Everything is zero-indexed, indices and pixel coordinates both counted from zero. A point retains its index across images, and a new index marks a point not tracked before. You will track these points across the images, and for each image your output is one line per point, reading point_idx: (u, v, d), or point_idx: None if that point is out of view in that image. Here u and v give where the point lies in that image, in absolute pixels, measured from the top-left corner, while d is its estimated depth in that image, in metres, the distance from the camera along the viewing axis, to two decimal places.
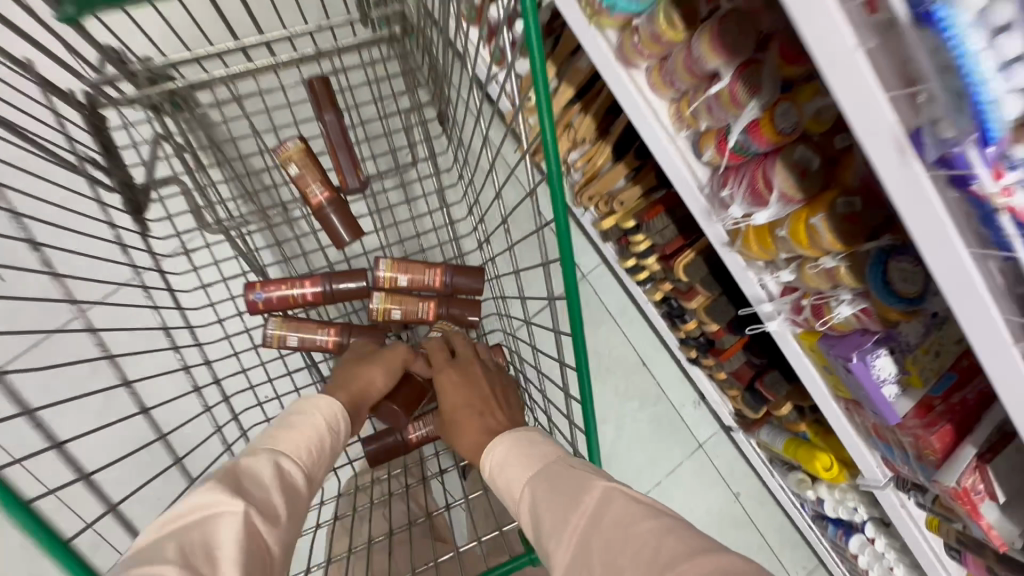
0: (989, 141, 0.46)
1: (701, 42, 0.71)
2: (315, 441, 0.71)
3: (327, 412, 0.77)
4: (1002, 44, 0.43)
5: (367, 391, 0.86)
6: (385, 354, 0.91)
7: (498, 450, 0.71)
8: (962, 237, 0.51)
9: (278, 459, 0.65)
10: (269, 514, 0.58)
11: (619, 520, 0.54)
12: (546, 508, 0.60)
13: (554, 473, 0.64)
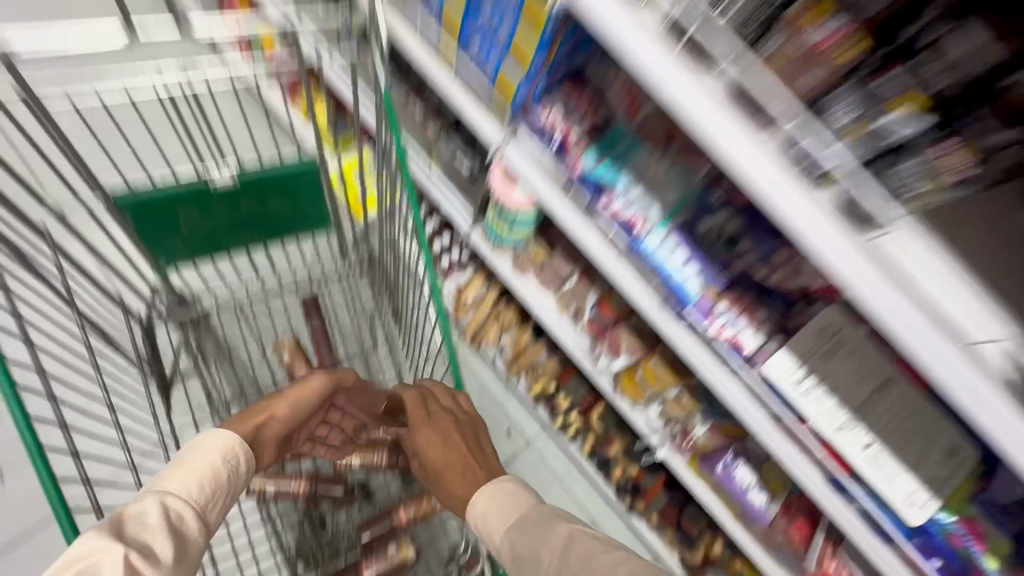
0: (691, 301, 0.84)
1: (561, 257, 1.14)
2: (209, 479, 0.66)
3: (224, 446, 0.70)
4: (676, 252, 0.83)
5: (274, 420, 0.80)
6: (296, 386, 0.85)
7: (479, 501, 0.83)
8: (704, 361, 0.87)
9: (166, 500, 0.61)
10: (160, 558, 0.55)
11: (586, 551, 0.71)
12: (525, 552, 0.75)
13: (532, 521, 0.78)
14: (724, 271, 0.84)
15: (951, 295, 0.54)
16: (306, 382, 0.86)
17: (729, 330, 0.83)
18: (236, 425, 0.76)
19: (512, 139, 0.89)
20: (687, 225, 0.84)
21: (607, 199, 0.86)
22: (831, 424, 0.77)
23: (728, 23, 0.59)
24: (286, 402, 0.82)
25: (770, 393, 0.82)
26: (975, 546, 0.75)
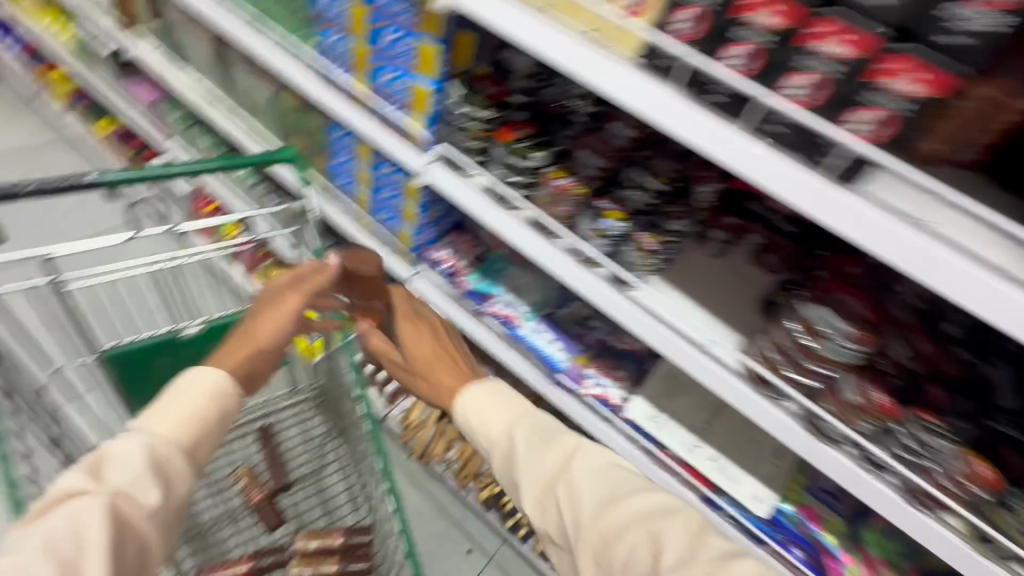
0: (562, 368, 1.09)
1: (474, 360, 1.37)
2: (196, 419, 0.59)
3: (212, 384, 0.61)
4: (542, 333, 1.12)
5: (262, 350, 0.67)
6: (273, 312, 0.70)
7: (469, 401, 0.76)
8: (592, 417, 1.06)
9: (151, 441, 0.55)
10: (143, 502, 0.52)
11: (594, 472, 0.68)
12: (517, 452, 0.71)
13: (536, 428, 0.73)
14: (583, 345, 1.12)
15: (693, 325, 0.83)
16: (282, 306, 0.70)
17: (596, 387, 1.07)
18: (224, 358, 0.65)
19: (417, 274, 1.19)
20: (550, 315, 1.14)
21: (490, 303, 1.15)
22: (682, 447, 0.98)
23: (512, 185, 0.90)
24: (264, 326, 0.68)
25: (635, 429, 1.02)
26: (815, 526, 0.93)
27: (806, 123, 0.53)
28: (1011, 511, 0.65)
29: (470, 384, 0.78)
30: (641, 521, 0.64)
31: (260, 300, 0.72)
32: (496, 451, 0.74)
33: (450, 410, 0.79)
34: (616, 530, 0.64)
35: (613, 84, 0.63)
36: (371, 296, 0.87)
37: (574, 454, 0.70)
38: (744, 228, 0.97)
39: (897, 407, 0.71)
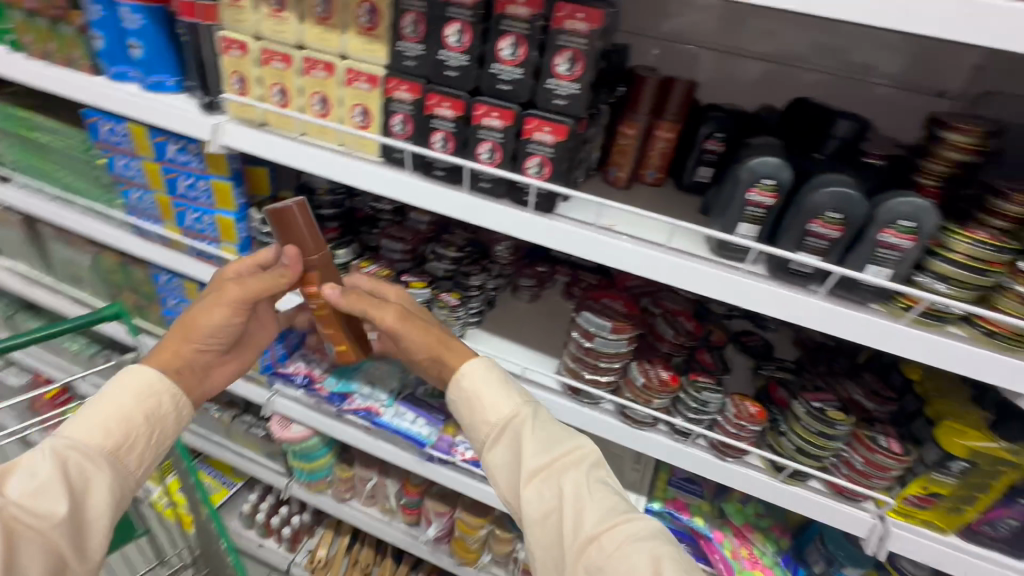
0: (423, 442, 1.10)
1: (360, 466, 1.34)
2: (121, 419, 0.64)
3: (141, 382, 0.67)
4: (402, 414, 1.13)
5: (190, 340, 0.72)
6: (209, 299, 0.73)
7: (479, 376, 0.72)
8: (466, 476, 1.12)
9: (60, 447, 0.59)
10: (45, 511, 0.55)
11: (593, 481, 0.64)
12: (526, 439, 0.66)
13: (547, 421, 0.69)
14: (446, 415, 1.16)
15: (509, 361, 0.94)
16: (220, 294, 0.73)
17: (468, 450, 1.10)
18: (160, 353, 0.71)
19: (276, 394, 1.22)
20: (410, 395, 1.17)
21: (349, 399, 1.15)
22: None
23: None
24: (196, 312, 0.73)
25: None
26: (683, 514, 1.01)
27: (499, 176, 0.69)
28: (784, 434, 0.80)
29: (476, 361, 0.73)
30: (640, 543, 0.58)
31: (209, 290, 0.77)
32: (498, 432, 0.69)
33: (455, 374, 0.73)
34: (614, 545, 0.58)
35: (363, 179, 0.77)
36: (311, 246, 0.74)
37: (582, 459, 0.66)
38: (552, 270, 1.10)
39: (678, 378, 0.83)
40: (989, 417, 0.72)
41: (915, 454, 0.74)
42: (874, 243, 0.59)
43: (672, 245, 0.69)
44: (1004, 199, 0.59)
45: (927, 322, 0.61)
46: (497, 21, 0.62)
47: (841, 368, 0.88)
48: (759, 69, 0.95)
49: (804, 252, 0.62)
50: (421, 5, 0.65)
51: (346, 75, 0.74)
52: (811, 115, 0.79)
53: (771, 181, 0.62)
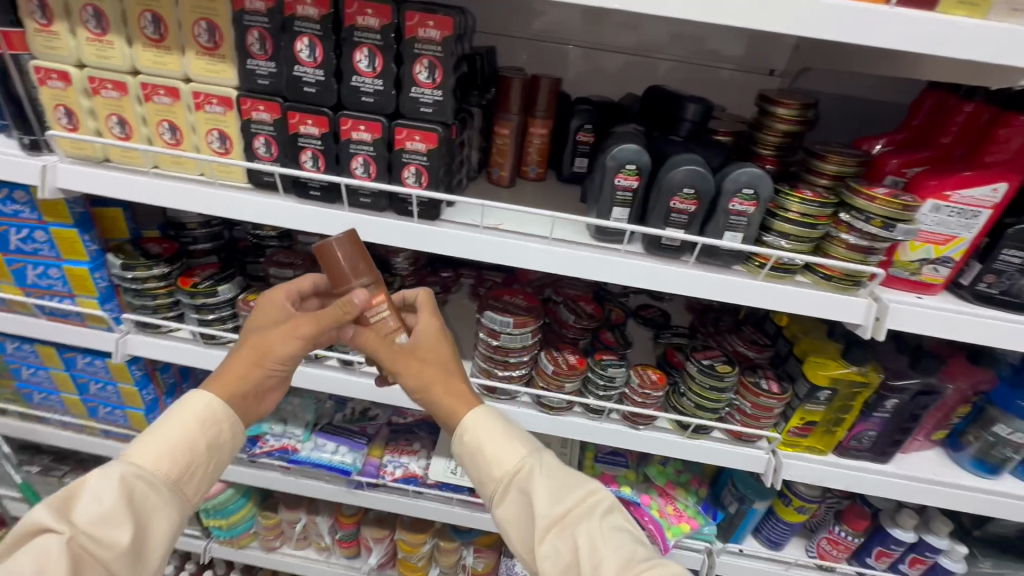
0: (348, 470, 1.05)
1: (286, 509, 1.25)
2: (184, 447, 0.58)
3: (203, 409, 0.60)
4: (323, 444, 1.08)
5: (263, 366, 0.62)
6: (283, 329, 0.62)
7: (480, 426, 0.64)
8: (399, 493, 1.09)
9: (126, 473, 0.55)
10: (109, 541, 0.53)
11: (608, 528, 0.59)
12: (536, 491, 0.61)
13: (557, 466, 0.64)
14: (369, 438, 1.11)
15: None
16: (297, 324, 0.62)
17: (398, 469, 1.06)
18: (224, 378, 0.61)
19: None
20: (327, 425, 1.11)
21: (261, 441, 1.07)
22: None
23: (213, 325, 0.90)
24: (268, 336, 0.62)
25: (445, 488, 1.05)
26: (612, 486, 1.04)
27: (377, 190, 0.68)
28: (684, 395, 0.87)
29: (478, 410, 0.66)
30: None
31: (266, 319, 0.65)
32: (507, 485, 0.63)
33: (456, 426, 0.65)
34: None
35: (233, 208, 0.72)
36: (355, 272, 0.65)
37: (596, 506, 0.61)
38: (456, 275, 1.10)
39: (585, 359, 0.87)
40: (842, 347, 0.83)
41: (791, 390, 0.84)
42: (726, 212, 0.66)
43: (557, 236, 0.72)
44: (822, 160, 0.69)
45: (779, 275, 0.70)
46: (349, 33, 0.61)
47: (725, 325, 0.97)
48: (621, 61, 1.02)
49: (671, 228, 0.67)
50: (265, 21, 0.62)
51: (194, 99, 0.68)
52: (665, 98, 0.85)
53: (633, 165, 0.67)
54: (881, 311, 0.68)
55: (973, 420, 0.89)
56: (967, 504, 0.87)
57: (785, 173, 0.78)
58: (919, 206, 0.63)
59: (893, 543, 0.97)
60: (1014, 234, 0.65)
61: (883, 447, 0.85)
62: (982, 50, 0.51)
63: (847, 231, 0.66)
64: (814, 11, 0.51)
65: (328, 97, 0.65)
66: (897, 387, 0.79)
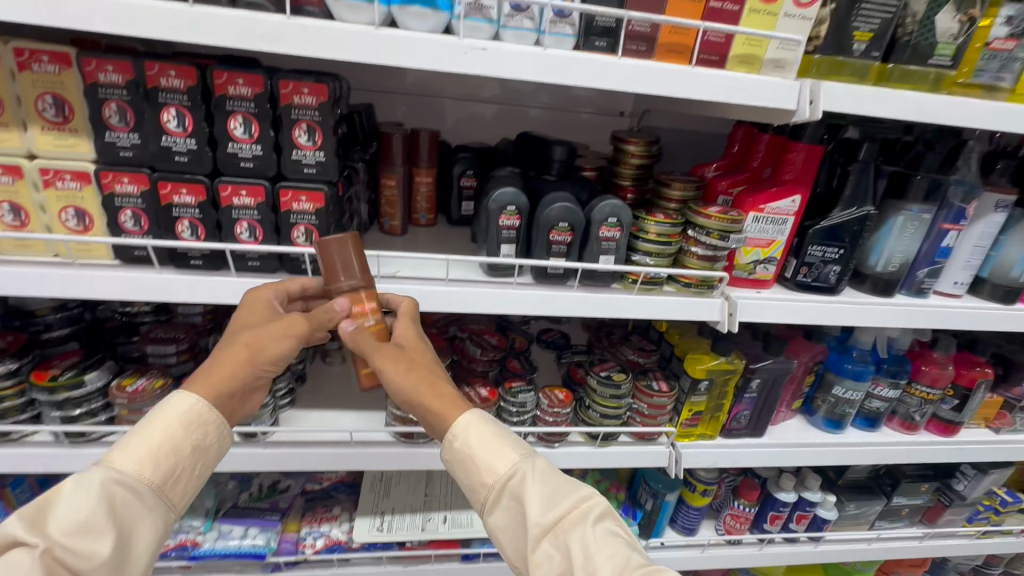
0: (261, 552, 0.95)
1: None
2: (168, 451, 0.56)
3: (187, 412, 0.57)
4: (229, 531, 0.98)
5: (255, 366, 0.60)
6: (273, 328, 0.61)
7: (469, 433, 0.62)
8: (322, 567, 1.00)
9: (106, 480, 0.51)
10: (87, 552, 0.48)
11: (603, 535, 0.56)
12: (527, 498, 0.58)
13: (551, 470, 0.62)
14: (282, 512, 1.04)
15: (337, 425, 0.91)
16: (290, 324, 0.61)
17: (318, 540, 1.00)
18: (211, 376, 0.59)
19: None
20: (231, 508, 1.02)
21: None
22: (418, 530, 1.01)
23: (81, 419, 0.80)
24: (261, 334, 0.61)
25: (373, 548, 1.00)
26: None
27: (265, 252, 0.68)
28: (589, 407, 0.94)
29: (470, 413, 0.64)
30: None
31: (253, 316, 0.62)
32: (497, 493, 0.60)
33: (448, 432, 0.63)
34: None
35: (97, 287, 0.66)
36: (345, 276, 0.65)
37: (589, 511, 0.58)
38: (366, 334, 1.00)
39: (496, 390, 0.92)
40: (709, 342, 0.97)
41: (677, 387, 0.95)
42: (598, 239, 0.75)
43: (453, 276, 0.77)
44: (667, 187, 0.82)
45: (649, 288, 0.80)
46: (220, 102, 0.61)
47: (617, 336, 1.08)
48: (493, 110, 1.11)
49: (554, 258, 0.75)
50: (124, 93, 0.60)
51: (41, 175, 0.63)
52: (534, 141, 0.95)
53: (513, 206, 0.73)
54: (732, 307, 0.81)
55: (818, 386, 1.07)
56: (827, 457, 1.03)
57: (643, 201, 0.91)
58: (744, 219, 0.77)
59: (781, 505, 1.12)
60: (813, 234, 0.82)
61: (758, 422, 0.99)
62: (762, 97, 0.66)
63: (695, 244, 0.79)
64: (639, 71, 0.63)
65: (202, 165, 0.64)
66: (757, 368, 0.93)
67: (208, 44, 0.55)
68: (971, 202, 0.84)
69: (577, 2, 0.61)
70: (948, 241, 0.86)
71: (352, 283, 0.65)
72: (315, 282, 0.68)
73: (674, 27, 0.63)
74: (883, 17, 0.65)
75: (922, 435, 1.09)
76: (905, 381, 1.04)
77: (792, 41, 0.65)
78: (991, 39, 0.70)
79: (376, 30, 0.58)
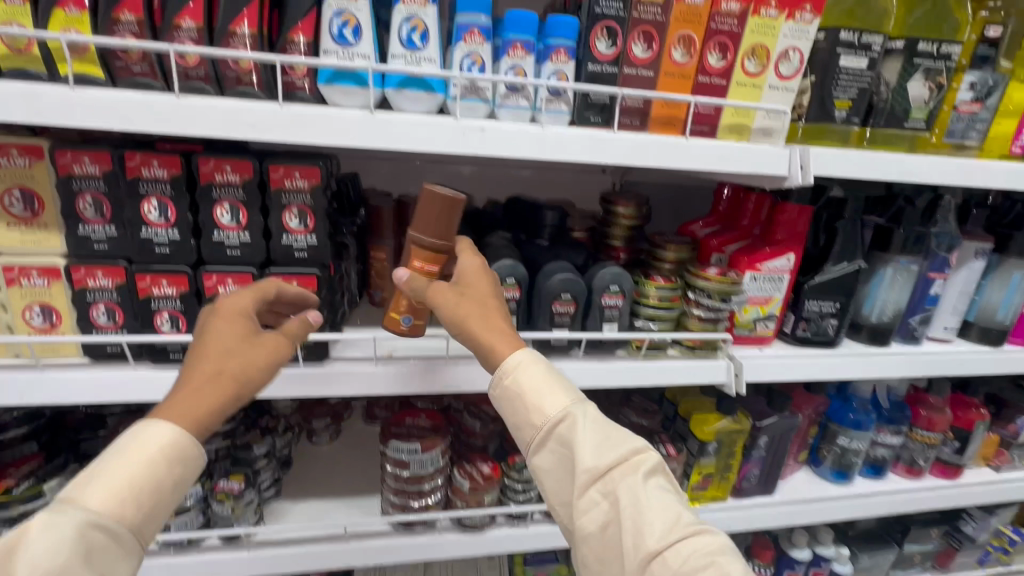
0: None
1: None
2: (150, 486, 0.46)
3: (170, 441, 0.48)
4: None
5: (240, 396, 0.52)
6: (258, 351, 0.54)
7: (523, 372, 0.60)
8: None
9: (79, 525, 0.42)
10: None
11: (653, 489, 0.55)
12: (580, 445, 0.56)
13: (601, 418, 0.59)
14: None
15: (329, 516, 0.84)
16: (272, 346, 0.55)
17: None
18: (182, 403, 0.49)
19: None
20: None
21: None
22: None
23: None
24: (245, 362, 0.53)
25: None
26: None
27: None
28: None
29: (522, 353, 0.61)
30: (710, 561, 0.51)
31: (232, 337, 0.53)
32: (547, 436, 0.59)
33: (497, 365, 0.61)
34: (682, 560, 0.50)
35: (63, 391, 0.60)
36: (418, 229, 0.63)
37: (640, 464, 0.56)
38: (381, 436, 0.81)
39: (499, 466, 0.86)
40: (713, 400, 0.95)
41: (685, 449, 0.92)
42: (600, 307, 0.73)
43: (452, 352, 0.73)
44: (663, 250, 0.81)
45: (653, 353, 0.78)
46: (206, 190, 0.58)
47: (616, 397, 1.05)
48: (479, 173, 1.11)
49: (556, 328, 0.73)
50: (100, 185, 0.57)
51: (3, 273, 0.58)
52: (524, 206, 0.95)
53: (511, 278, 0.71)
54: (737, 367, 0.79)
55: (822, 437, 1.05)
56: (838, 511, 1.01)
57: (638, 261, 0.90)
58: (742, 279, 0.77)
59: (796, 563, 1.07)
60: (809, 289, 0.82)
61: (767, 479, 0.96)
62: (754, 164, 0.66)
63: (696, 306, 0.78)
64: (636, 144, 0.63)
65: (186, 255, 0.60)
66: (763, 427, 0.91)
67: (195, 134, 0.53)
68: (953, 251, 0.87)
69: (571, 81, 0.62)
70: (935, 289, 0.88)
71: (419, 239, 0.63)
72: (290, 291, 0.61)
73: (666, 101, 0.64)
74: (861, 87, 0.68)
75: (926, 479, 1.08)
76: (906, 427, 1.03)
77: (778, 111, 0.66)
78: (958, 103, 0.74)
79: (371, 115, 0.57)
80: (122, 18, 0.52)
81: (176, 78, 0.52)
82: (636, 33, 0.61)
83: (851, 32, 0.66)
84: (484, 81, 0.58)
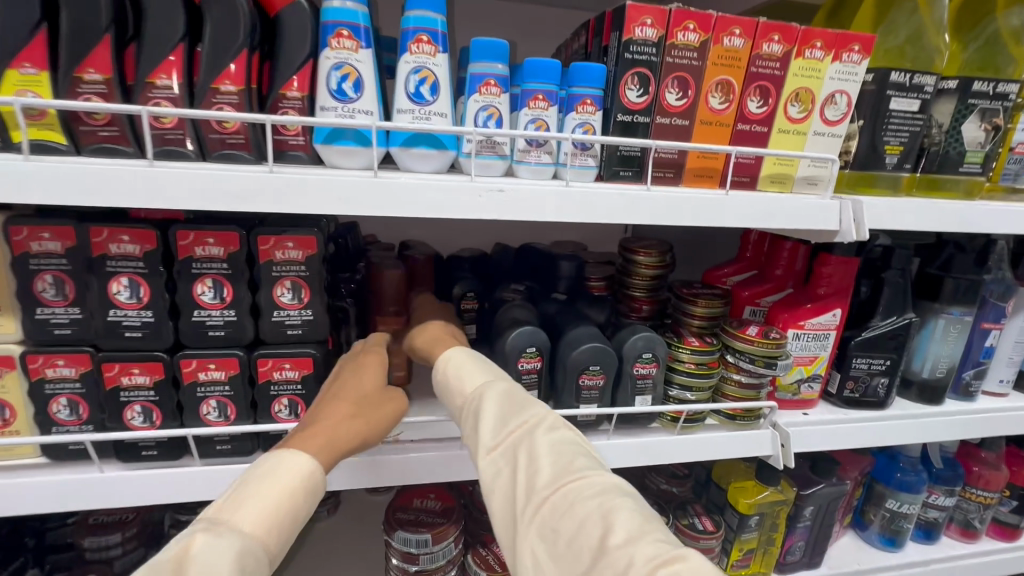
0: None
1: None
2: (293, 514, 0.39)
3: (309, 473, 0.42)
4: None
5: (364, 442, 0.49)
6: (388, 400, 0.52)
7: (451, 364, 0.55)
8: None
9: (238, 548, 0.34)
10: None
11: (551, 444, 0.45)
12: (481, 409, 0.48)
13: (513, 388, 0.51)
14: None
15: None
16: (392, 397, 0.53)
17: None
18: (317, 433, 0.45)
19: None
20: None
21: None
22: None
23: None
24: (378, 408, 0.51)
25: None
26: None
27: (237, 435, 0.55)
28: None
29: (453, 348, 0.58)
30: (595, 502, 0.39)
31: (369, 380, 0.52)
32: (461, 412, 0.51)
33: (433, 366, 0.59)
34: (567, 508, 0.39)
35: (9, 501, 0.51)
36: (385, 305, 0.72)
37: (542, 422, 0.47)
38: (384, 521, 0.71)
39: None
40: (752, 467, 0.86)
41: (723, 523, 0.83)
42: (631, 377, 0.66)
43: None
44: (691, 304, 0.73)
45: (690, 424, 0.70)
46: (185, 265, 0.51)
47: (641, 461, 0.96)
48: (486, 220, 1.05)
49: (584, 403, 0.65)
50: (63, 262, 0.49)
51: None
52: (537, 257, 0.88)
53: (533, 348, 0.64)
54: (784, 437, 0.71)
55: (867, 498, 0.97)
56: None
57: (660, 314, 0.80)
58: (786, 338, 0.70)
59: None
60: (856, 346, 0.75)
61: (814, 551, 0.87)
62: (803, 219, 0.59)
63: (736, 370, 0.71)
64: (673, 200, 0.56)
65: (161, 339, 0.52)
66: (808, 495, 0.83)
67: (171, 205, 0.46)
68: (1008, 299, 0.80)
69: (598, 133, 0.55)
70: (991, 341, 0.80)
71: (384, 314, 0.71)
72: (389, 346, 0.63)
73: (703, 153, 0.57)
74: (912, 131, 0.62)
75: (983, 542, 0.99)
76: (960, 487, 0.94)
77: (824, 160, 0.60)
78: (1014, 143, 0.68)
79: (375, 177, 0.50)
80: (86, 78, 0.45)
81: (148, 141, 0.45)
82: (669, 79, 0.55)
83: (901, 73, 0.60)
84: (501, 136, 0.51)
